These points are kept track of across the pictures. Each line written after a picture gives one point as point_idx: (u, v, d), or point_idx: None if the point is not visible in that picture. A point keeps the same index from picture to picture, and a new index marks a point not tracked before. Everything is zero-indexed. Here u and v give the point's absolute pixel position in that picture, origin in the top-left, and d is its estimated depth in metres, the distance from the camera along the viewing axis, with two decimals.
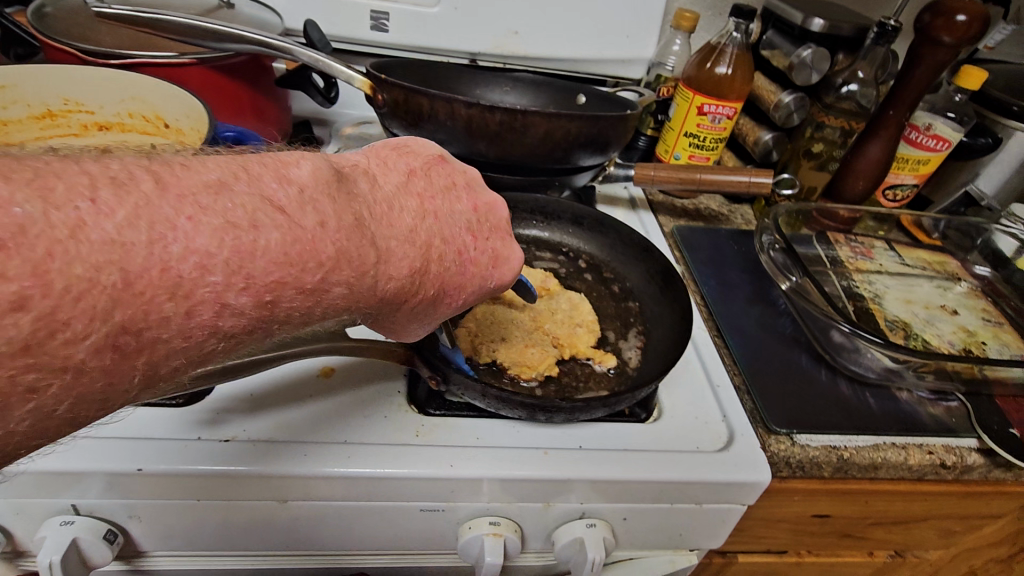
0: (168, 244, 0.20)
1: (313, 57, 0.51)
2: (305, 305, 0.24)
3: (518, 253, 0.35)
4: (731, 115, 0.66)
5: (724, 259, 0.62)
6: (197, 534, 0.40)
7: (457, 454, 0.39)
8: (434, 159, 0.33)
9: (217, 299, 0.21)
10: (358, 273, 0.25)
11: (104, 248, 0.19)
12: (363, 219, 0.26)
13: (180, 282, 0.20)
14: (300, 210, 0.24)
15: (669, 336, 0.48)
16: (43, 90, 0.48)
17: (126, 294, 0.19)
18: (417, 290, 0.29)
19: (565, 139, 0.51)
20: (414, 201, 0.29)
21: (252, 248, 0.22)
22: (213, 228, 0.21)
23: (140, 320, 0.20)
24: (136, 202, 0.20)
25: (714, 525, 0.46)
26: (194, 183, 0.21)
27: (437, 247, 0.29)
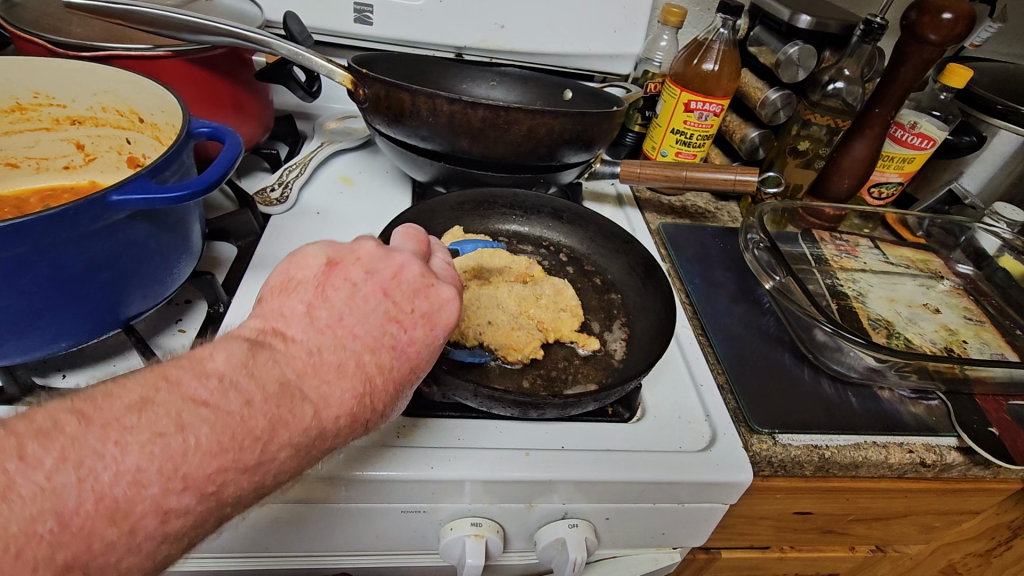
0: (97, 476, 0.22)
1: (292, 50, 0.50)
2: (250, 482, 0.26)
3: (448, 296, 0.33)
4: (718, 112, 0.65)
5: (711, 257, 0.62)
6: None
7: (440, 456, 0.39)
8: (323, 275, 0.32)
9: (157, 507, 0.23)
10: (300, 429, 0.27)
11: (37, 498, 0.21)
12: (287, 380, 0.27)
13: (117, 504, 0.22)
14: (223, 398, 0.25)
15: (654, 325, 0.48)
16: (10, 85, 0.44)
17: (65, 533, 0.21)
18: (375, 405, 0.30)
19: (549, 136, 0.51)
20: (328, 336, 0.30)
21: (183, 450, 0.24)
22: (140, 444, 0.23)
23: (85, 551, 0.22)
24: (63, 445, 0.22)
25: (697, 523, 0.46)
26: (117, 409, 0.24)
27: (369, 362, 0.30)
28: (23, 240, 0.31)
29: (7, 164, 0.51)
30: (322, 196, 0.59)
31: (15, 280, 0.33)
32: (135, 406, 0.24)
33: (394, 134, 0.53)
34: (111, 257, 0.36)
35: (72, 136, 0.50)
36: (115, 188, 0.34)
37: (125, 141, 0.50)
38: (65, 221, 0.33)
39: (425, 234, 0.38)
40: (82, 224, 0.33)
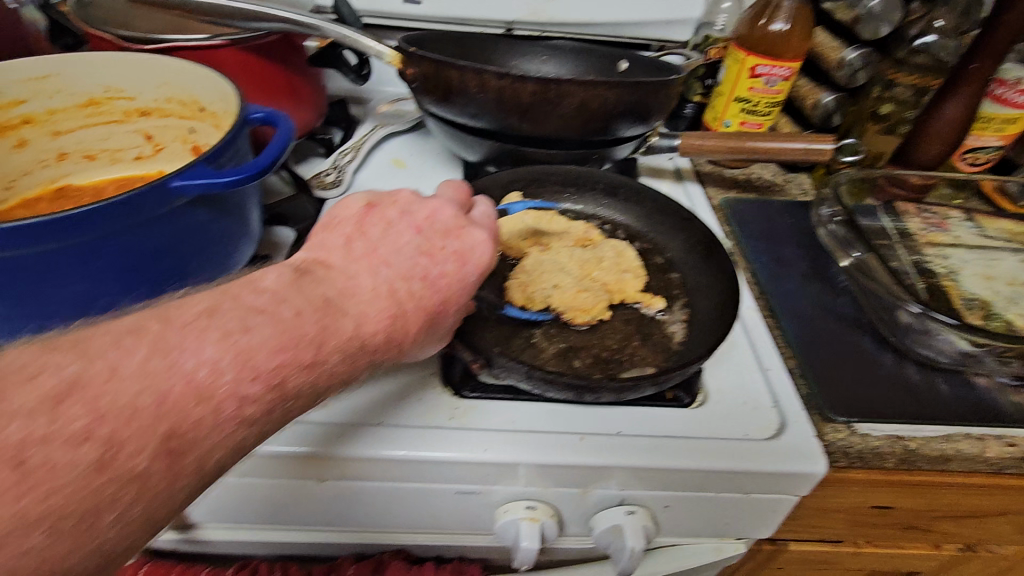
0: (182, 361, 0.24)
1: (343, 33, 0.51)
2: (310, 379, 0.27)
3: (481, 238, 0.35)
4: (788, 76, 0.61)
5: (779, 233, 0.58)
6: (243, 510, 0.42)
7: (492, 439, 0.39)
8: (362, 215, 0.34)
9: (234, 393, 0.25)
10: (343, 338, 0.28)
11: (137, 378, 0.23)
12: (329, 297, 0.29)
13: (201, 387, 0.24)
14: (277, 307, 0.27)
15: (716, 306, 0.45)
16: (85, 80, 0.46)
17: (163, 408, 0.23)
18: (408, 326, 0.31)
19: (602, 110, 0.48)
20: (363, 263, 0.31)
21: (250, 346, 0.25)
22: (215, 339, 0.25)
23: (181, 424, 0.23)
24: (153, 339, 0.24)
25: (765, 515, 0.44)
26: (189, 314, 0.26)
27: (401, 289, 0.31)
28: (97, 226, 0.33)
29: (85, 156, 0.51)
30: (374, 178, 0.59)
31: (91, 264, 0.35)
32: (205, 312, 0.26)
33: (443, 113, 0.51)
34: (175, 240, 0.37)
35: (142, 128, 0.51)
36: (175, 174, 0.35)
37: (188, 130, 0.50)
38: (132, 208, 0.34)
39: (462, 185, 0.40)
40: (148, 210, 0.35)
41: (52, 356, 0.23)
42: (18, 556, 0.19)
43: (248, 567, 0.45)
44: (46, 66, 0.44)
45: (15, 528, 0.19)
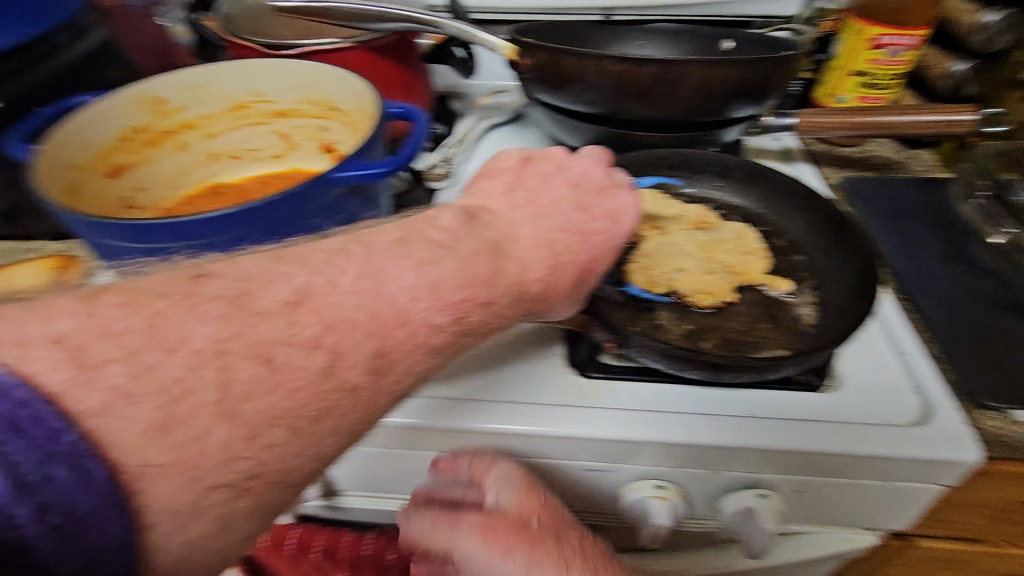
0: (387, 283, 0.27)
1: (460, 28, 0.53)
2: (490, 315, 0.30)
3: (628, 201, 0.37)
4: (913, 45, 0.57)
5: (906, 212, 0.55)
6: (384, 478, 0.45)
7: (622, 418, 0.39)
8: (520, 167, 0.38)
9: (427, 321, 0.27)
10: (511, 283, 0.31)
11: (352, 295, 0.26)
12: (498, 241, 0.32)
13: (402, 312, 0.26)
14: (457, 244, 0.30)
15: (847, 288, 0.44)
16: (234, 86, 0.50)
17: (373, 325, 0.26)
18: (563, 278, 0.34)
19: (722, 89, 0.47)
20: (524, 211, 0.35)
21: (439, 277, 0.28)
22: (414, 268, 0.28)
23: (387, 344, 0.26)
24: (363, 261, 0.27)
25: (904, 504, 0.42)
26: (386, 242, 0.29)
27: (559, 240, 0.34)
28: (271, 214, 0.37)
29: (231, 156, 0.56)
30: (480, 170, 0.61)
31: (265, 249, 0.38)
32: (398, 242, 0.29)
33: (556, 102, 0.53)
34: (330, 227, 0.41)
35: (278, 128, 0.55)
36: (336, 166, 0.38)
37: (320, 128, 0.54)
38: (300, 199, 0.37)
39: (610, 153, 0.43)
40: (310, 201, 0.38)
41: (282, 268, 0.26)
42: (265, 450, 0.22)
43: (386, 533, 0.48)
44: (204, 77, 0.49)
45: (264, 423, 0.22)
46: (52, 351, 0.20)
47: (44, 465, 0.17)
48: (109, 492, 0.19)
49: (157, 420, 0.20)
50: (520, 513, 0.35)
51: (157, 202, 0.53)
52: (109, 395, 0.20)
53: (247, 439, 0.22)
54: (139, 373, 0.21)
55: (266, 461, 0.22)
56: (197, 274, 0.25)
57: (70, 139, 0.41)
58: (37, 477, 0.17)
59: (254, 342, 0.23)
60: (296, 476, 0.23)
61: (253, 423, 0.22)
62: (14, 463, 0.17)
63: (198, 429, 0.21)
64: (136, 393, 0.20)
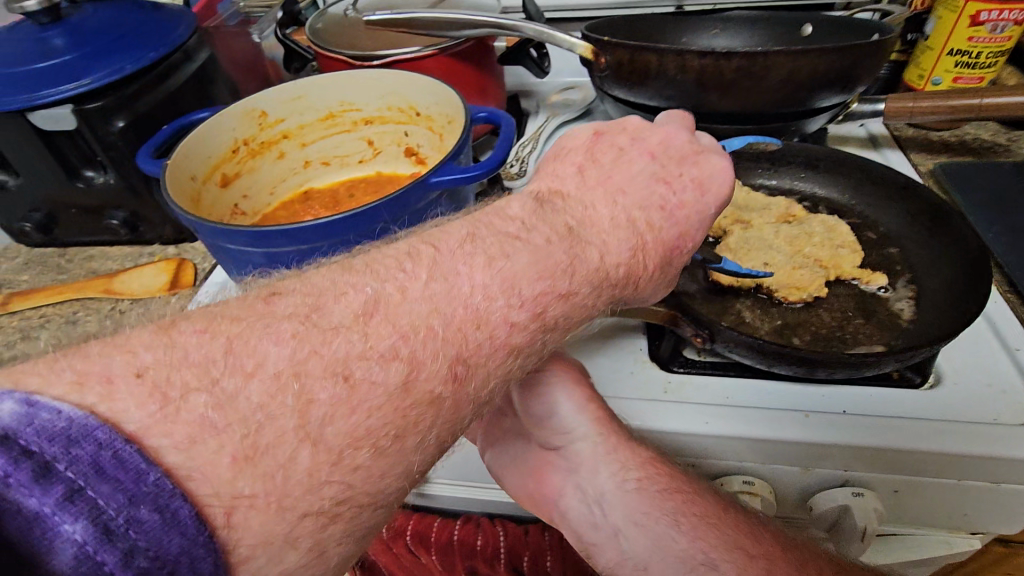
0: (460, 286, 0.23)
1: (538, 30, 0.53)
2: (566, 310, 0.26)
3: (720, 164, 0.34)
4: (1021, 20, 0.53)
5: (1011, 199, 0.52)
6: (471, 470, 0.46)
7: (710, 412, 0.39)
8: (592, 142, 0.35)
9: (505, 319, 0.24)
10: (593, 268, 0.27)
11: (425, 301, 0.23)
12: (572, 226, 0.28)
13: (478, 312, 0.23)
14: (530, 234, 0.26)
15: (947, 281, 0.42)
16: (326, 97, 0.54)
17: (450, 331, 0.22)
18: (646, 262, 0.30)
19: (811, 79, 0.46)
20: (599, 191, 0.31)
21: (514, 272, 0.24)
22: (483, 266, 0.24)
23: (465, 349, 0.23)
24: (429, 263, 0.24)
25: (1014, 507, 0.40)
26: (455, 240, 0.25)
27: (639, 218, 0.30)
28: (374, 218, 0.39)
29: (322, 163, 0.60)
30: None
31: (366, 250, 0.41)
32: (466, 239, 0.26)
33: (635, 98, 0.53)
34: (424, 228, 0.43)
35: (365, 135, 0.58)
36: (433, 171, 0.40)
37: (403, 133, 0.57)
38: (400, 203, 0.40)
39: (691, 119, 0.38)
40: (411, 204, 0.40)
41: (353, 278, 0.23)
42: (353, 473, 0.20)
43: (471, 520, 0.49)
44: (300, 89, 0.53)
45: (349, 445, 0.20)
46: (136, 386, 0.18)
47: (128, 507, 0.16)
48: (196, 531, 0.16)
49: (244, 451, 0.18)
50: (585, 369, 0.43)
51: (262, 207, 0.57)
52: (196, 427, 0.18)
53: (334, 462, 0.19)
54: (220, 403, 0.18)
55: (355, 484, 0.20)
56: (272, 292, 0.23)
57: (191, 150, 0.45)
58: (122, 521, 0.15)
59: (330, 361, 0.20)
60: (388, 497, 0.21)
61: (338, 445, 0.19)
62: (99, 507, 0.15)
63: (285, 454, 0.18)
64: (220, 425, 0.18)
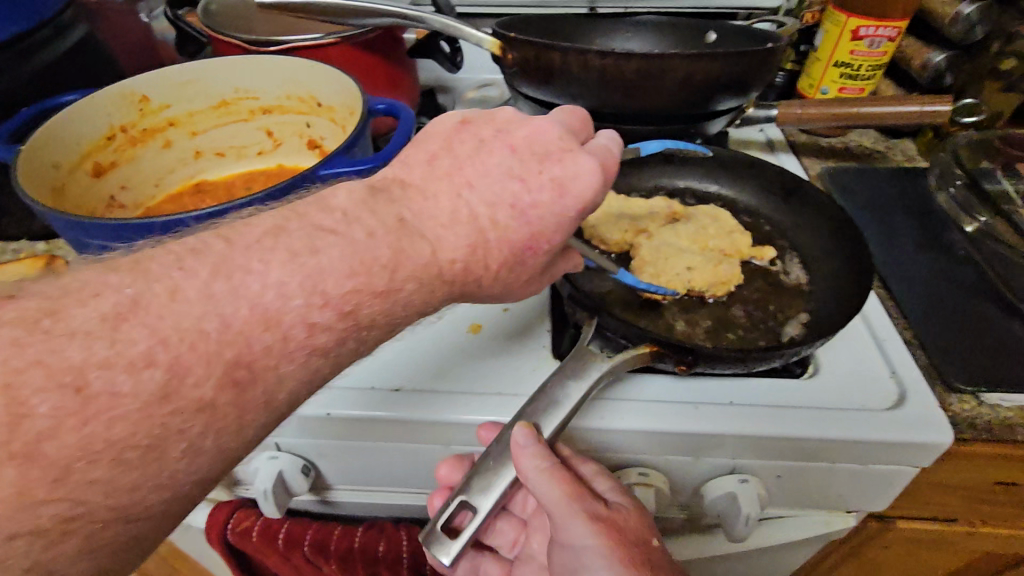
0: (248, 284, 0.25)
1: (445, 23, 0.52)
2: (383, 307, 0.28)
3: (587, 166, 0.32)
4: (893, 37, 0.58)
5: (886, 201, 0.56)
6: (368, 471, 0.45)
7: (607, 408, 0.40)
8: (455, 130, 0.34)
9: (305, 319, 0.26)
10: (417, 266, 0.29)
11: (200, 303, 0.24)
12: (404, 218, 0.30)
13: (269, 313, 0.25)
14: (349, 228, 0.28)
15: (813, 241, 0.49)
16: (219, 83, 0.51)
17: (227, 335, 0.24)
18: (486, 260, 0.32)
19: (706, 82, 0.48)
20: (446, 183, 0.31)
21: (317, 268, 0.26)
22: (281, 262, 0.26)
23: (248, 353, 0.25)
24: (215, 260, 0.25)
25: (880, 486, 0.43)
26: (257, 233, 0.27)
27: (483, 216, 0.31)
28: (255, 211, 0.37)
29: (216, 154, 0.56)
30: None
31: None
32: (271, 231, 0.27)
33: (542, 95, 0.53)
34: None
35: (263, 125, 0.55)
36: (321, 163, 0.38)
37: (305, 124, 0.55)
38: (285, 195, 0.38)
39: (588, 119, 0.37)
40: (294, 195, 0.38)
41: (114, 277, 0.24)
42: (86, 487, 0.21)
43: (375, 526, 0.48)
44: (187, 73, 0.49)
45: (75, 459, 0.21)
46: None
47: None
48: None
49: None
50: (619, 519, 0.36)
51: (146, 200, 0.53)
52: None
53: (56, 478, 0.20)
54: None
55: (87, 500, 0.21)
56: (5, 296, 0.23)
57: (54, 136, 0.41)
58: None
59: (60, 370, 0.21)
60: (145, 509, 0.23)
61: (61, 460, 0.21)
62: None
63: None
64: None
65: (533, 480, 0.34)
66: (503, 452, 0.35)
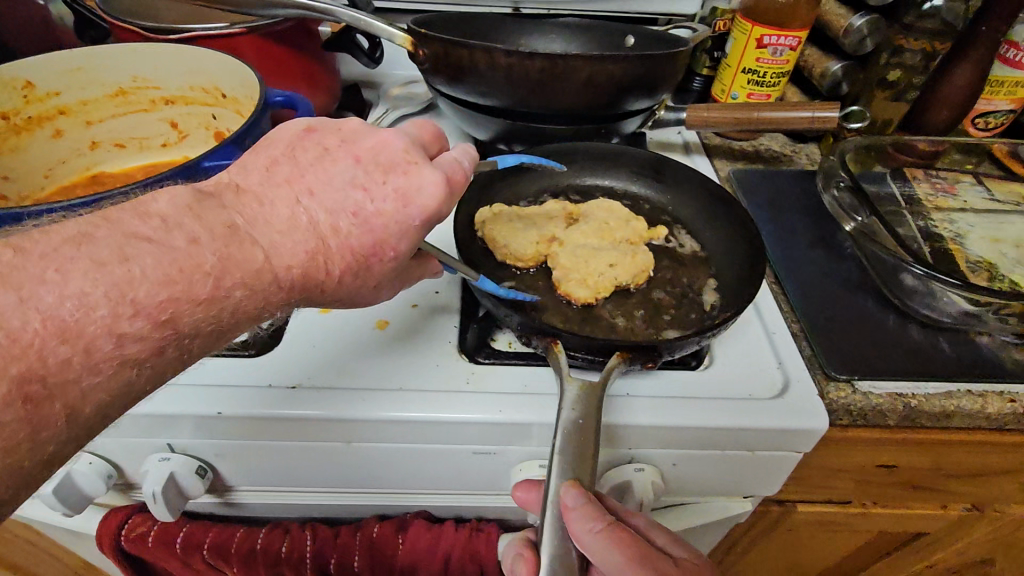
0: (40, 298, 0.24)
1: (354, 18, 0.51)
2: (207, 315, 0.28)
3: (432, 179, 0.32)
4: (794, 46, 0.61)
5: (786, 202, 0.59)
6: (267, 473, 0.44)
7: (506, 401, 0.40)
8: (298, 138, 0.34)
9: (111, 329, 0.26)
10: (248, 271, 0.29)
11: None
12: (235, 224, 0.29)
13: (66, 325, 0.25)
14: (167, 234, 0.27)
15: (696, 210, 0.55)
16: (114, 71, 0.49)
17: (15, 348, 0.24)
18: (329, 266, 0.31)
19: (608, 83, 0.49)
20: (284, 190, 0.31)
21: (127, 278, 0.26)
22: (82, 273, 0.25)
23: (40, 368, 0.24)
24: (2, 271, 0.24)
25: (771, 471, 0.45)
26: (57, 240, 0.26)
27: (324, 223, 0.31)
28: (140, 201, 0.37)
29: (115, 145, 0.55)
30: None
31: None
32: (74, 240, 0.26)
33: (454, 92, 0.53)
34: None
35: (167, 116, 0.54)
36: (206, 155, 0.39)
37: (210, 116, 0.53)
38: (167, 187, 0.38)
39: (440, 134, 0.38)
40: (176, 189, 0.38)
41: None
42: None
43: (280, 527, 0.47)
44: (78, 60, 0.48)
45: None
46: None
47: None
48: None
49: None
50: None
51: (33, 191, 0.51)
52: None
53: None
54: None
55: None
56: None
57: None
58: None
59: None
60: None
61: None
62: None
63: None
64: None
65: (590, 546, 0.32)
66: (557, 522, 0.32)
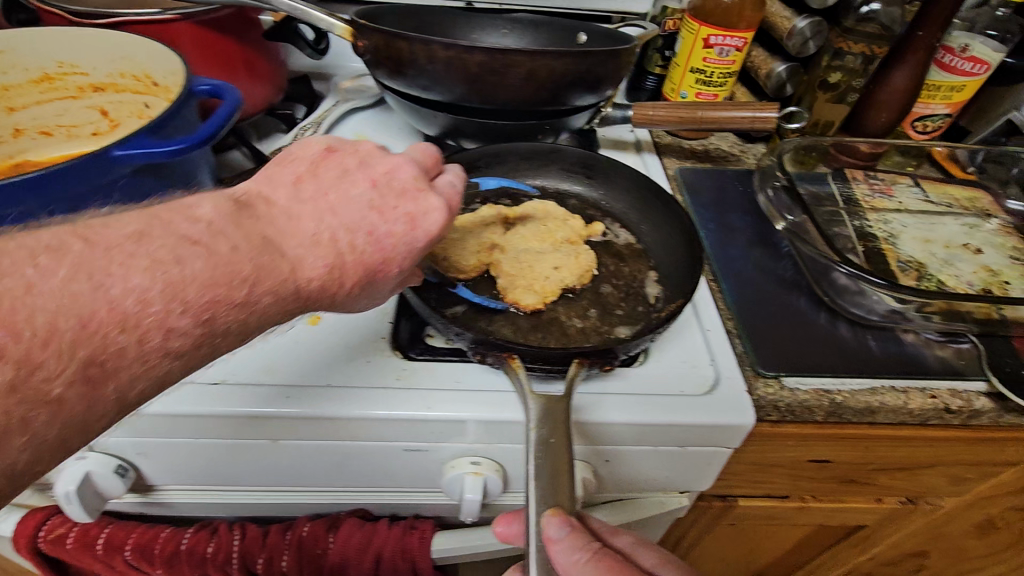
0: (108, 288, 0.24)
1: (290, 5, 0.50)
2: (240, 317, 0.28)
3: (435, 205, 0.35)
4: (740, 47, 0.61)
5: (728, 201, 0.60)
6: (205, 471, 0.43)
7: (434, 397, 0.40)
8: (321, 157, 0.36)
9: (161, 324, 0.25)
10: (278, 279, 0.29)
11: (57, 298, 0.23)
12: (268, 236, 0.30)
13: (128, 316, 0.25)
14: (213, 239, 0.28)
15: (630, 207, 0.56)
16: (40, 55, 0.50)
17: (84, 332, 0.24)
18: (343, 281, 0.32)
19: (550, 78, 0.49)
20: (310, 206, 0.32)
21: (181, 279, 0.26)
22: (143, 268, 0.25)
23: (101, 352, 0.24)
24: (74, 261, 0.24)
25: (699, 467, 0.46)
26: (117, 235, 0.26)
27: (343, 239, 0.32)
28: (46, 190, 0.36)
29: (43, 133, 0.55)
30: None
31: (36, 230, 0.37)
32: (134, 236, 0.26)
33: (396, 85, 0.53)
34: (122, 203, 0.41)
35: (96, 104, 0.55)
36: (116, 144, 0.38)
37: (142, 105, 0.53)
38: (76, 176, 0.37)
39: (440, 158, 0.40)
40: (87, 177, 0.37)
41: None
42: None
43: (207, 527, 0.46)
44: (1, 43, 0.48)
45: None
46: None
47: None
48: None
49: None
50: None
51: None
52: None
53: None
54: None
55: None
56: None
57: None
58: None
59: None
60: None
61: None
62: None
63: None
64: None
65: None
66: (542, 561, 0.30)
